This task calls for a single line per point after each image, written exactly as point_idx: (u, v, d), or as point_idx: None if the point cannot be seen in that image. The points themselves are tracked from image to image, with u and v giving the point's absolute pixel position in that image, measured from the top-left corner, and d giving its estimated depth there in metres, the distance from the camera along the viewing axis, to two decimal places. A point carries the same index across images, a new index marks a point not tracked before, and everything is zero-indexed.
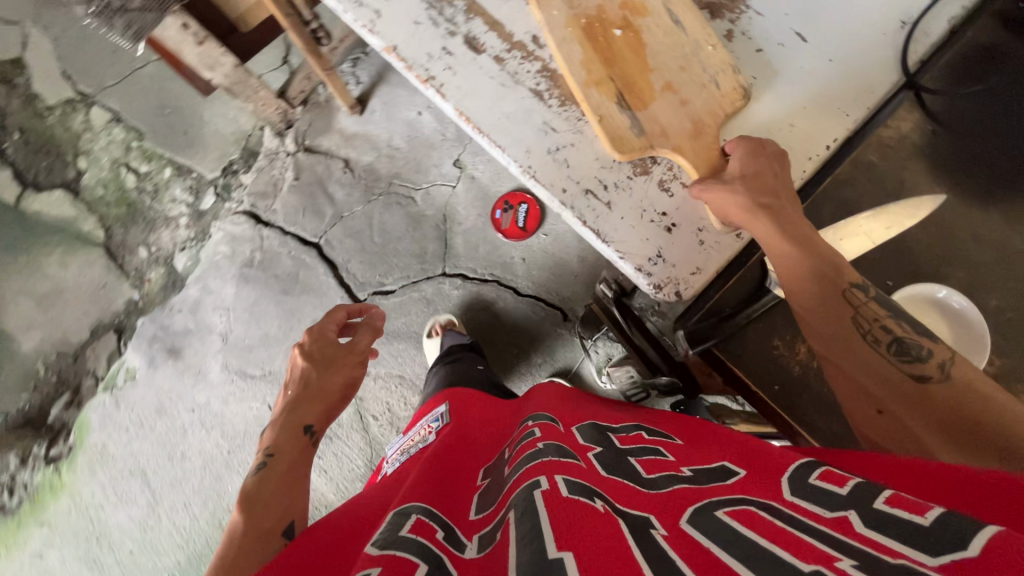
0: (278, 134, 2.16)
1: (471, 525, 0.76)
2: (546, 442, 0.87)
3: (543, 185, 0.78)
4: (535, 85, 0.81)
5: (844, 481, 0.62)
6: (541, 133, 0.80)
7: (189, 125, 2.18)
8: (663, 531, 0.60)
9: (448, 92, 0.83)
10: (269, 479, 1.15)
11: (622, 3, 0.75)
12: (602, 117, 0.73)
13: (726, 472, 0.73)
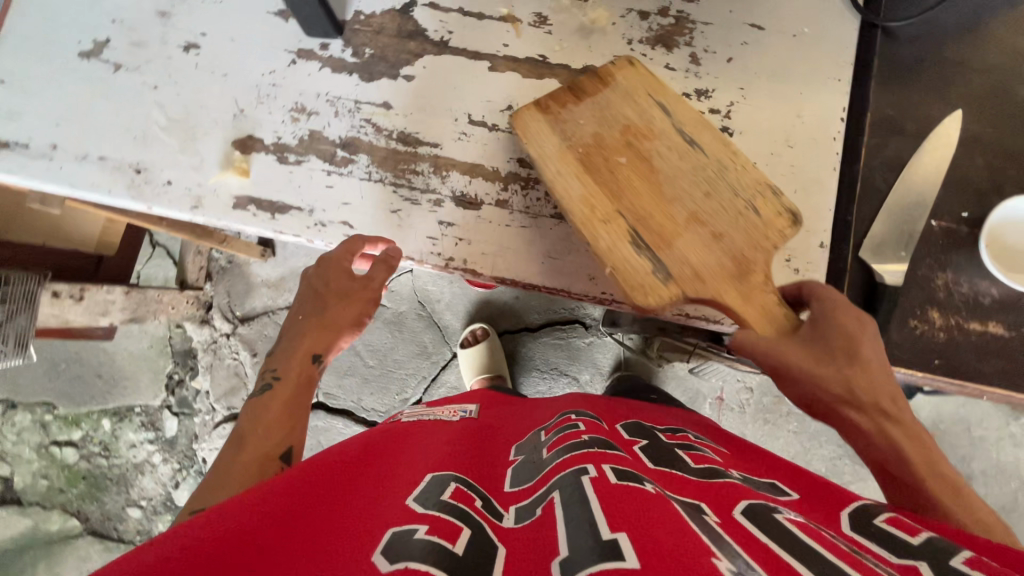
0: (201, 322, 1.84)
1: (517, 489, 0.62)
2: (589, 430, 0.71)
3: (628, 302, 0.74)
4: (554, 209, 0.75)
5: (917, 529, 0.49)
6: (591, 253, 0.74)
7: (98, 364, 1.89)
8: (716, 518, 0.51)
9: (475, 263, 0.75)
10: (251, 445, 0.66)
11: (624, 126, 0.68)
12: (616, 263, 0.62)
13: (773, 488, 0.61)
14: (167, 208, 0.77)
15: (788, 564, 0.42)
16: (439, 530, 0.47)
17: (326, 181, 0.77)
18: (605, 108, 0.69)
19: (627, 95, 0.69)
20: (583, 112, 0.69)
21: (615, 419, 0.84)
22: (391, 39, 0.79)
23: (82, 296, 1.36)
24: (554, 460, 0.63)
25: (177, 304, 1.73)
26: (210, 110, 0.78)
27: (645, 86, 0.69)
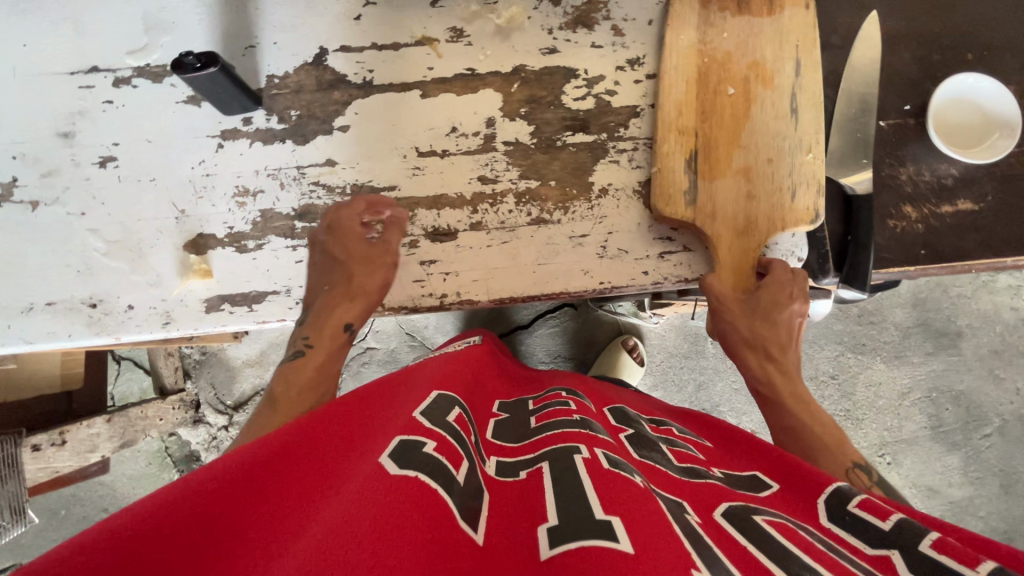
0: (194, 423, 1.65)
1: (518, 445, 0.65)
2: (578, 409, 0.72)
3: (628, 284, 0.74)
4: (529, 217, 0.74)
5: (886, 514, 0.51)
6: (577, 249, 0.74)
7: (99, 498, 1.65)
8: (697, 518, 0.51)
9: (469, 292, 0.73)
10: (284, 410, 0.61)
11: (752, 63, 0.74)
12: (663, 166, 0.73)
13: (751, 483, 0.61)
14: (137, 333, 0.72)
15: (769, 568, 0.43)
16: (440, 450, 0.49)
17: (294, 256, 0.74)
18: (747, 36, 0.74)
19: (779, 32, 0.75)
20: (729, 31, 0.75)
21: (604, 402, 0.85)
22: (314, 94, 0.76)
23: (63, 439, 1.30)
24: (541, 437, 0.64)
25: (163, 414, 1.54)
26: (150, 220, 0.74)
27: (801, 34, 0.75)
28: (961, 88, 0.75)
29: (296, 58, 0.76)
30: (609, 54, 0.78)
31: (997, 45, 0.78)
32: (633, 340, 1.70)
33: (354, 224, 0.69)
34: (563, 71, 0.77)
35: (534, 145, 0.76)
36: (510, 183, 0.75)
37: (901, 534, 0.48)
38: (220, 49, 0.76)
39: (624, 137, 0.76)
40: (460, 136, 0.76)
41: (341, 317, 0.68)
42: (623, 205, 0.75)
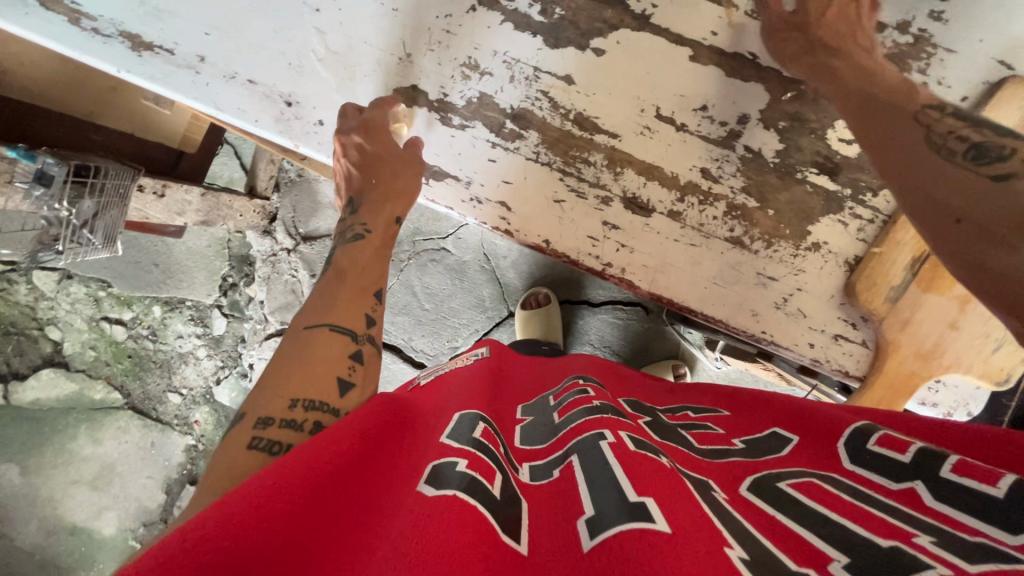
0: (263, 232, 1.55)
1: (545, 445, 0.56)
2: (600, 398, 0.61)
3: (787, 347, 0.69)
4: (730, 233, 0.69)
5: (994, 477, 0.42)
6: (759, 288, 0.69)
7: (155, 253, 1.55)
8: (726, 496, 0.48)
9: (633, 273, 0.70)
10: (352, 280, 0.68)
11: None
12: (887, 252, 0.66)
13: (772, 437, 0.56)
14: (315, 152, 0.72)
15: (815, 546, 0.39)
16: (478, 468, 0.44)
17: (489, 153, 0.71)
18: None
19: None
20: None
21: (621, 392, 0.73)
22: (587, 1, 0.69)
23: (163, 194, 1.24)
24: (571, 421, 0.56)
25: (244, 212, 1.47)
26: (375, 49, 0.70)
27: None
28: None
29: None
30: None
31: None
32: (685, 370, 1.60)
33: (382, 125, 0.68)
34: None
35: (772, 164, 0.69)
36: (729, 190, 0.69)
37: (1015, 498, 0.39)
38: None
39: (867, 204, 0.68)
40: (706, 117, 0.69)
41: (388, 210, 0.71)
42: (827, 269, 0.69)
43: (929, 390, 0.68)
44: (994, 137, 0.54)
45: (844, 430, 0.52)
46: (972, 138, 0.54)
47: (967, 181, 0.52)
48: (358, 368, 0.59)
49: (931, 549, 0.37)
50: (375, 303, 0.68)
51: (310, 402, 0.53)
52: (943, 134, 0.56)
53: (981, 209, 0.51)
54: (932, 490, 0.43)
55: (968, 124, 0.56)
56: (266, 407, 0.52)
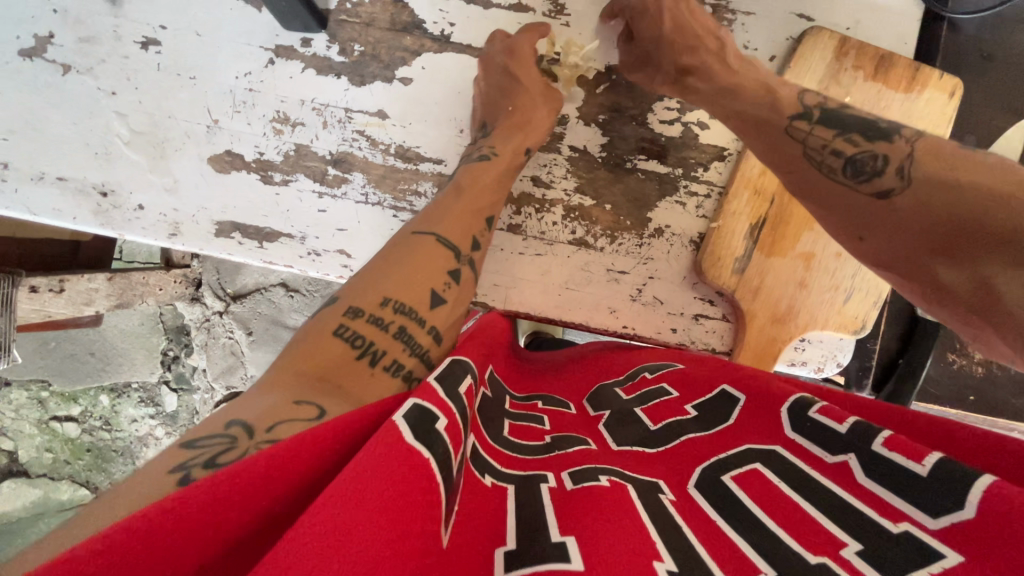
0: (191, 300, 1.30)
1: (509, 449, 0.42)
2: (557, 430, 0.46)
3: (651, 336, 0.70)
4: (572, 235, 0.69)
5: (922, 452, 0.32)
6: (612, 284, 0.69)
7: (87, 341, 1.31)
8: (672, 496, 0.37)
9: (486, 295, 0.69)
10: (467, 198, 0.57)
11: None
12: (725, 225, 0.66)
13: (722, 402, 0.44)
14: (141, 237, 0.70)
15: (746, 557, 0.30)
16: (455, 434, 0.34)
17: (318, 204, 0.69)
18: (869, 109, 0.66)
19: (908, 114, 0.66)
20: (854, 95, 0.66)
21: (583, 392, 0.55)
22: (383, 32, 0.68)
23: (62, 288, 1.08)
24: (537, 454, 0.42)
25: (164, 286, 1.23)
26: (180, 121, 0.69)
27: (930, 125, 0.66)
28: None
29: None
30: None
31: None
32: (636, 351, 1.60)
33: (524, 57, 0.65)
34: None
35: (601, 159, 0.68)
36: (563, 193, 0.69)
37: (943, 479, 0.30)
38: None
39: (700, 179, 0.68)
40: None
41: (523, 138, 0.63)
42: (674, 251, 0.69)
43: (796, 348, 0.70)
44: (866, 143, 0.47)
45: (790, 397, 0.40)
46: (847, 151, 0.48)
47: (853, 207, 0.47)
48: (453, 287, 0.51)
49: (862, 568, 0.28)
50: (453, 284, 0.51)
51: (402, 306, 0.46)
52: (819, 153, 0.50)
53: (880, 229, 0.45)
54: (865, 465, 0.33)
55: (838, 133, 0.49)
56: (360, 296, 0.46)
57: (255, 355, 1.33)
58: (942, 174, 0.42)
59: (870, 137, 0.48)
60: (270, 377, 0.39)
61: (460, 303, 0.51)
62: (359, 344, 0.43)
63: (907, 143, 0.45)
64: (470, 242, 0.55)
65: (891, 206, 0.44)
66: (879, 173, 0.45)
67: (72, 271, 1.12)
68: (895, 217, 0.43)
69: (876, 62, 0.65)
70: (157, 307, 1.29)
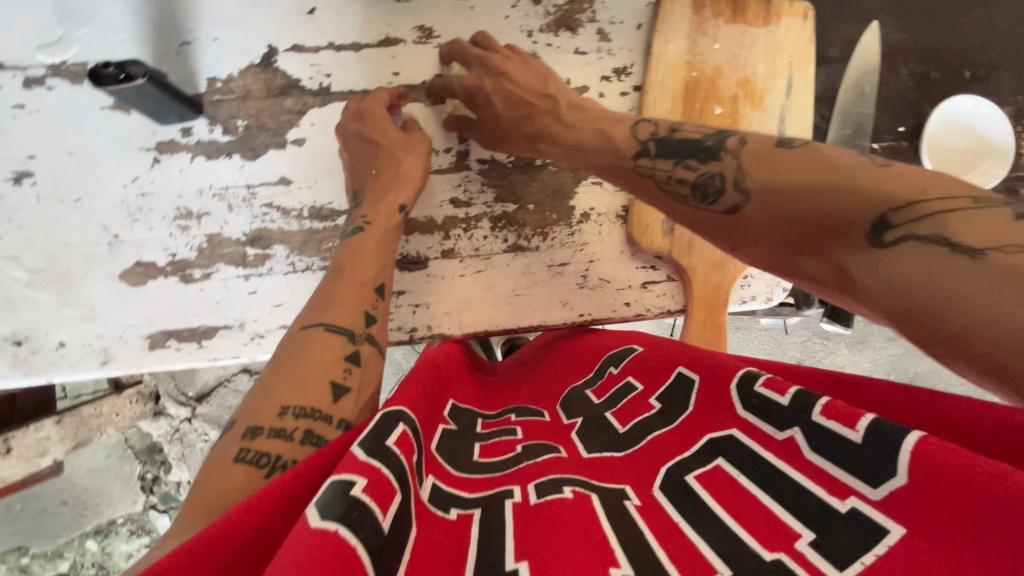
0: (154, 416, 1.22)
1: (465, 472, 0.42)
2: (528, 440, 0.47)
3: (608, 316, 0.71)
4: (506, 244, 0.69)
5: (855, 417, 0.33)
6: (557, 279, 0.70)
7: (56, 491, 1.22)
8: (637, 501, 0.38)
9: (441, 325, 0.69)
10: (351, 273, 0.56)
11: (741, 80, 0.69)
12: None
13: (686, 386, 0.46)
14: (70, 373, 0.66)
15: (705, 560, 0.32)
16: (377, 489, 0.32)
17: (246, 286, 0.67)
18: (739, 50, 0.69)
19: (774, 46, 0.70)
20: (721, 41, 0.69)
21: (556, 396, 0.56)
22: (264, 101, 0.68)
23: (8, 446, 1.03)
24: (498, 470, 0.43)
25: (120, 410, 1.16)
26: (78, 247, 0.65)
27: (796, 50, 0.70)
28: (965, 113, 0.72)
29: (240, 58, 0.67)
30: (594, 61, 0.71)
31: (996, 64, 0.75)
32: None
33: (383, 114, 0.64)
34: None
35: (510, 164, 0.69)
36: (485, 206, 0.69)
37: (876, 445, 0.31)
38: (143, 46, 0.66)
39: None
40: None
41: (395, 196, 0.62)
42: (605, 231, 0.71)
43: (743, 286, 0.73)
44: (702, 166, 0.47)
45: (739, 372, 0.42)
46: (689, 178, 0.48)
47: (717, 226, 0.46)
48: (355, 372, 0.49)
49: (815, 562, 0.30)
50: (354, 367, 0.49)
51: (303, 408, 0.44)
52: (671, 184, 0.49)
53: (747, 240, 0.44)
54: (810, 437, 0.35)
55: (676, 160, 0.49)
56: (255, 411, 0.44)
57: None
58: (769, 177, 0.42)
59: (703, 160, 0.47)
60: (177, 522, 0.37)
61: (366, 377, 0.50)
62: (266, 462, 0.41)
63: (734, 158, 0.45)
64: (364, 317, 0.53)
65: (751, 220, 0.43)
66: (722, 189, 0.45)
67: (16, 424, 1.06)
68: (758, 229, 0.42)
69: (731, 6, 0.69)
70: (120, 433, 1.20)
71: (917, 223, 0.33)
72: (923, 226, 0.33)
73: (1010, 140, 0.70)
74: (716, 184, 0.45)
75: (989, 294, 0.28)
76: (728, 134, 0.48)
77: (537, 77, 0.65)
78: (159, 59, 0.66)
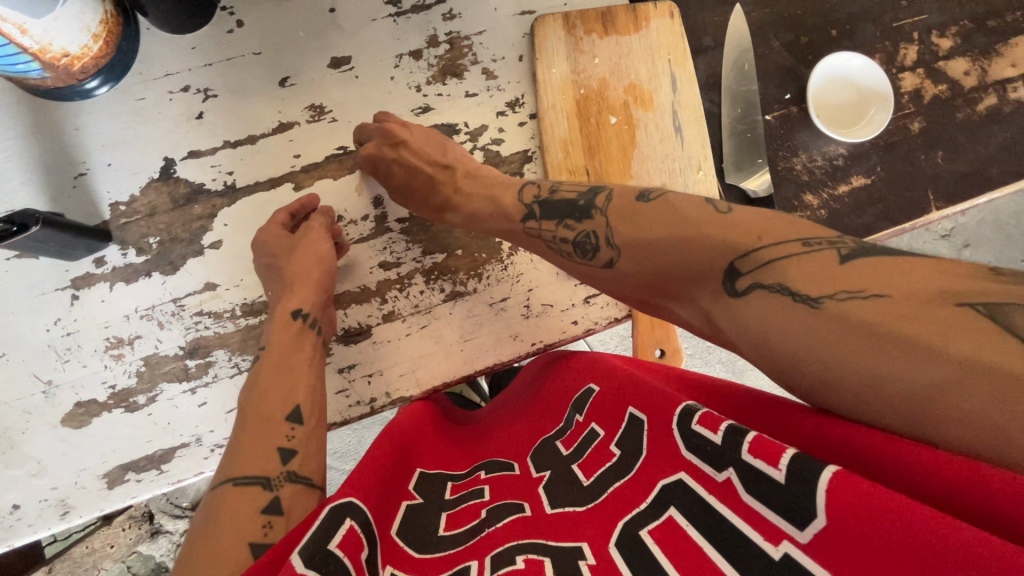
0: (153, 535, 1.13)
1: (421, 552, 0.42)
2: (496, 502, 0.47)
3: (560, 338, 0.72)
4: (443, 293, 0.70)
5: (779, 453, 0.32)
6: (501, 315, 0.71)
7: None
8: (592, 560, 0.37)
9: (398, 389, 0.69)
10: (255, 409, 0.53)
11: (626, 86, 0.72)
12: None
13: (636, 426, 0.45)
14: (32, 533, 0.64)
15: None
16: None
17: (194, 399, 0.66)
18: (618, 60, 0.72)
19: (650, 48, 0.72)
20: (600, 55, 0.72)
21: (528, 446, 0.54)
22: (173, 212, 0.67)
23: None
24: (462, 543, 0.43)
25: (113, 540, 1.12)
26: (13, 403, 0.64)
27: (671, 47, 0.73)
28: (840, 66, 0.76)
29: (139, 177, 0.67)
30: (485, 100, 0.73)
31: (861, 15, 0.79)
32: None
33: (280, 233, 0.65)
34: (443, 129, 0.72)
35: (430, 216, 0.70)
36: (414, 262, 0.70)
37: (798, 485, 0.31)
38: (39, 187, 0.65)
39: None
40: (347, 223, 0.70)
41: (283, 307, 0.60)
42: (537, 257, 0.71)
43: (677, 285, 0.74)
44: (579, 226, 0.49)
45: (678, 408, 0.41)
46: (570, 237, 0.50)
47: (598, 278, 0.48)
48: (278, 521, 0.45)
49: None
50: (273, 517, 0.45)
51: None
52: (557, 244, 0.51)
53: (624, 288, 0.46)
54: (743, 477, 0.34)
55: (558, 221, 0.51)
56: None
57: None
58: (632, 232, 0.44)
59: (580, 219, 0.49)
60: None
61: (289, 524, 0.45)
62: None
63: (603, 215, 0.48)
64: (277, 455, 0.50)
65: (624, 271, 0.45)
66: (595, 246, 0.47)
67: None
68: (634, 280, 0.44)
69: (601, 21, 0.72)
70: (117, 566, 1.11)
71: (759, 271, 0.36)
72: (766, 276, 0.36)
73: (884, 83, 0.74)
74: (591, 240, 0.48)
75: (847, 349, 0.31)
76: (599, 191, 0.50)
77: (435, 145, 0.66)
78: (55, 197, 0.66)
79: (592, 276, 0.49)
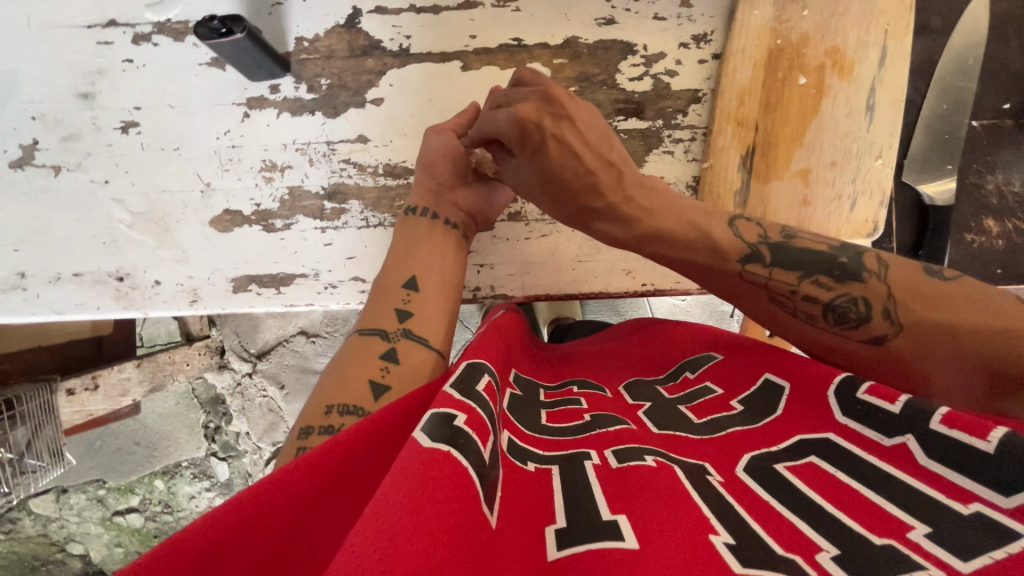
0: (219, 369, 1.24)
1: (536, 433, 0.44)
2: (594, 411, 0.48)
3: (671, 287, 0.71)
4: None
5: (986, 428, 0.32)
6: (620, 248, 0.70)
7: (129, 432, 1.28)
8: (720, 478, 0.38)
9: (504, 287, 0.71)
10: (387, 281, 0.59)
11: (831, 48, 0.65)
12: (717, 162, 0.69)
13: (769, 389, 0.45)
14: (164, 309, 0.72)
15: (806, 537, 0.32)
16: (476, 425, 0.35)
17: (322, 238, 0.71)
18: (829, 17, 0.65)
19: (868, 14, 0.65)
20: (811, 8, 0.65)
21: (620, 380, 0.56)
22: (346, 61, 0.70)
23: (95, 384, 1.11)
24: (571, 434, 0.44)
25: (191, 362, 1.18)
26: (175, 193, 0.71)
27: (893, 17, 0.65)
28: None
29: (326, 19, 0.70)
30: (672, 28, 0.69)
31: None
32: None
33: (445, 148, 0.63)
34: (621, 46, 0.70)
35: None
36: None
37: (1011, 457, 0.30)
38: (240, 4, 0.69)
39: (682, 125, 0.71)
40: None
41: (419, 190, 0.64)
42: None
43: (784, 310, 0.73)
44: (839, 286, 0.45)
45: (835, 378, 0.41)
46: (822, 297, 0.45)
47: (848, 350, 0.45)
48: (394, 369, 0.53)
49: (932, 550, 0.29)
50: (390, 365, 0.53)
51: (347, 406, 0.49)
52: (796, 302, 0.46)
53: (891, 367, 0.43)
54: (925, 445, 0.34)
55: (802, 275, 0.46)
56: (309, 414, 0.49)
57: (292, 408, 1.26)
58: (925, 313, 0.41)
59: (840, 279, 0.45)
60: None
61: (400, 372, 0.53)
62: None
63: (880, 282, 0.43)
64: (399, 317, 0.57)
65: (897, 351, 0.42)
66: (859, 312, 0.43)
67: (104, 364, 1.15)
68: (912, 360, 0.41)
69: None
70: (188, 382, 1.24)
71: None
72: None
73: None
74: (851, 310, 0.44)
75: None
76: (860, 250, 0.46)
77: (601, 135, 0.57)
78: (254, 18, 0.70)
79: (838, 341, 0.45)
